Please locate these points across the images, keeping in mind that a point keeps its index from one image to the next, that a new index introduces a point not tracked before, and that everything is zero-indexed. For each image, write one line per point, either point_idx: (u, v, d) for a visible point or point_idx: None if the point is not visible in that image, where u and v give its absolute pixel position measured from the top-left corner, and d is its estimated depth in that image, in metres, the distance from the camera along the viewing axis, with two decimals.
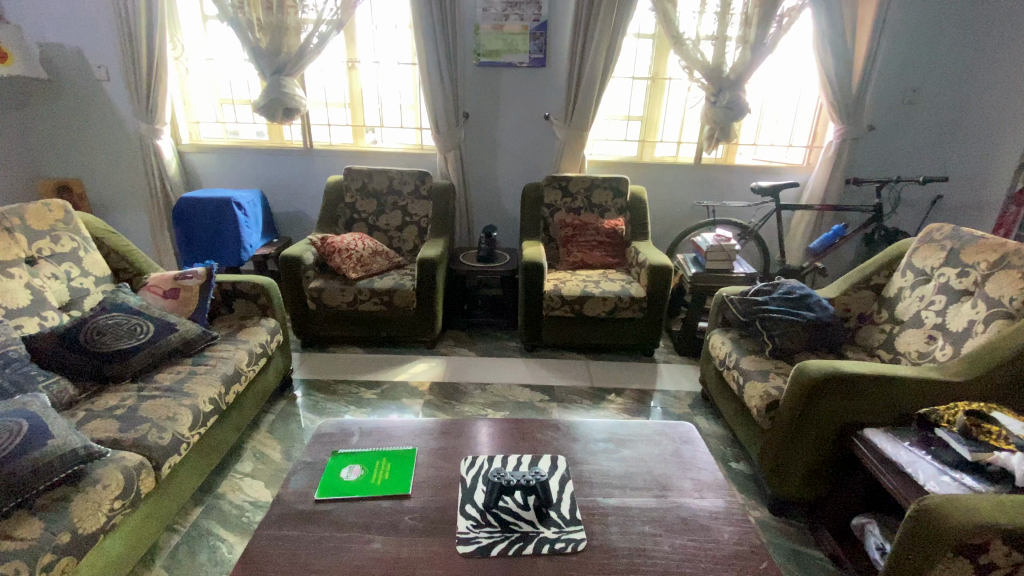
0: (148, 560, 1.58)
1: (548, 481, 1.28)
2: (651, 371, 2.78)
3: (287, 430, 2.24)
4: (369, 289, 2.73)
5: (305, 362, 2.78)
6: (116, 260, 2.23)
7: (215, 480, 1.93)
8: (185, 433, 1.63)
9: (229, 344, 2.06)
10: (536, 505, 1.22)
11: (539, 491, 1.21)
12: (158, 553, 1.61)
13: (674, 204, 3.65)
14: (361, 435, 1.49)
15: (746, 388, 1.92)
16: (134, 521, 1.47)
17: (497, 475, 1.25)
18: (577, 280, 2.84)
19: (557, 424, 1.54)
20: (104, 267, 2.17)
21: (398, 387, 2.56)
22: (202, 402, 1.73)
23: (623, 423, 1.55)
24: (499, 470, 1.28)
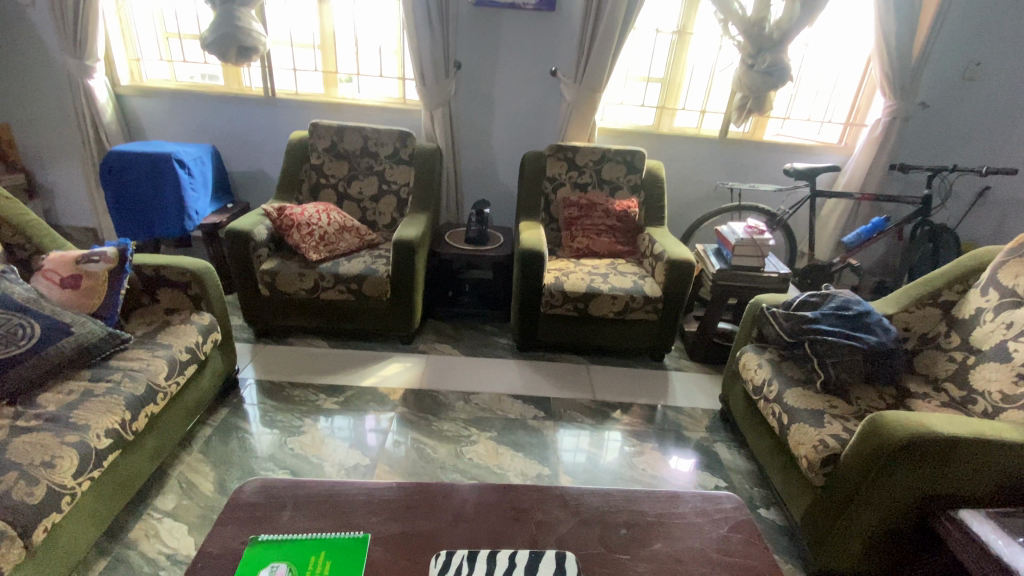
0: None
1: None
2: (661, 382, 2.40)
3: (226, 450, 1.82)
4: (332, 274, 2.28)
5: (257, 357, 2.34)
6: (7, 233, 1.70)
7: (126, 521, 1.50)
8: (67, 483, 1.16)
9: (146, 349, 1.60)
10: None
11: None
12: None
13: (692, 183, 3.20)
14: (296, 510, 1.08)
15: (793, 433, 1.57)
16: None
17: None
18: (582, 272, 2.42)
19: (562, 496, 1.15)
20: None
21: (364, 395, 2.15)
22: (91, 435, 1.27)
23: (652, 495, 1.18)
24: None
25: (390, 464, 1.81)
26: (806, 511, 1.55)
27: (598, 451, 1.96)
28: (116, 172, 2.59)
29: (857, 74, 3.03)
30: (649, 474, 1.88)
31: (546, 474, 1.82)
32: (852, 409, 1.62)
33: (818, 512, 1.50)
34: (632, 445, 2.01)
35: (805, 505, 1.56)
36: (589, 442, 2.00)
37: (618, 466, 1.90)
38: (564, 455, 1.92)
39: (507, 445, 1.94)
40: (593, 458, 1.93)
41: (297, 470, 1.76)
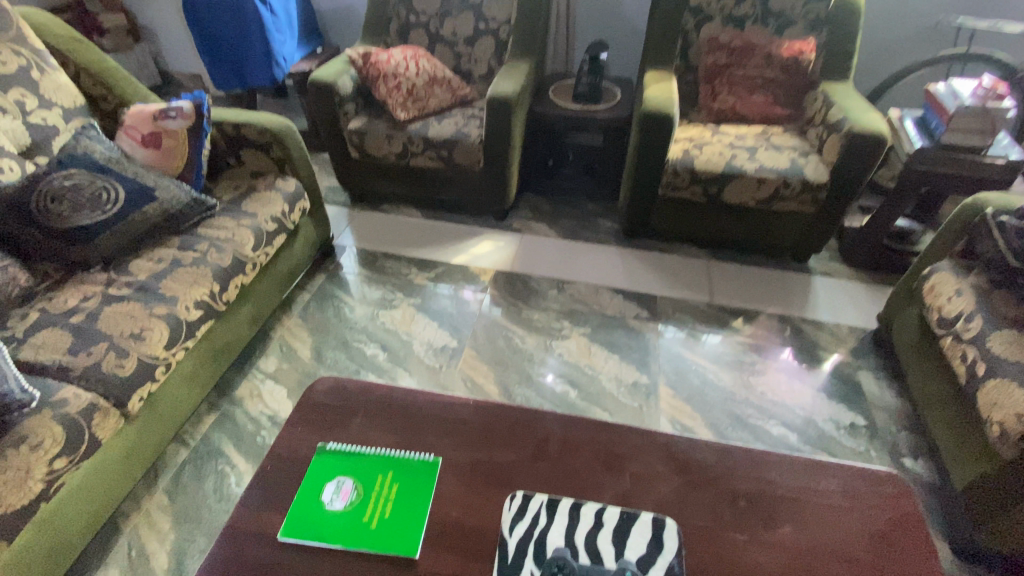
0: (151, 481, 1.32)
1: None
2: (800, 289, 1.99)
3: (322, 319, 1.76)
4: (421, 137, 2.01)
5: (352, 222, 2.23)
6: (88, 83, 1.63)
7: (234, 378, 1.57)
8: (158, 355, 1.21)
9: (230, 217, 1.54)
10: None
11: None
12: (163, 470, 1.35)
13: (898, 17, 2.29)
14: (367, 419, 0.97)
15: (989, 389, 1.18)
16: (113, 462, 1.15)
17: (560, 568, 0.77)
18: (720, 144, 1.91)
19: (667, 447, 0.93)
20: (75, 91, 1.59)
21: (455, 272, 1.99)
22: (180, 307, 1.29)
23: (785, 461, 0.91)
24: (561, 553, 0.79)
25: (477, 351, 1.69)
26: (967, 485, 1.23)
27: (689, 351, 1.73)
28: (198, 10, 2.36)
29: None
30: (764, 396, 1.61)
31: (644, 383, 1.62)
32: None
33: (986, 487, 1.18)
34: (735, 353, 1.74)
35: (968, 478, 1.23)
36: (682, 341, 1.76)
37: (728, 383, 1.64)
38: (658, 354, 1.71)
39: (601, 344, 1.73)
40: (679, 356, 1.71)
41: (386, 344, 1.68)
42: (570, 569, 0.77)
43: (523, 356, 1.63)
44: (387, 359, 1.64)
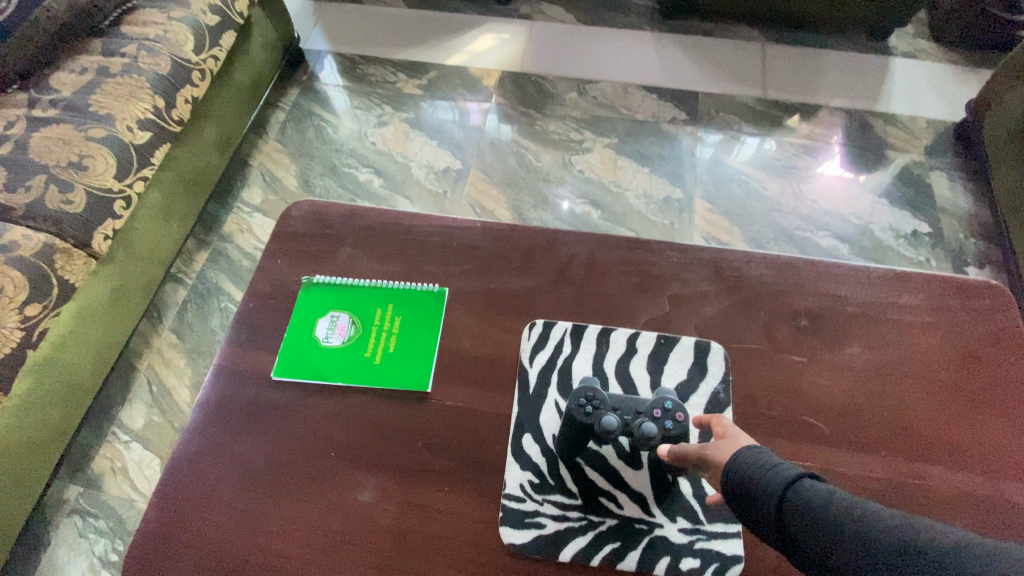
0: (155, 320, 1.24)
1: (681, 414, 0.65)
2: (872, 76, 1.63)
3: (303, 142, 1.52)
4: None
5: (320, 21, 1.80)
6: None
7: (219, 212, 1.40)
8: (111, 187, 1.04)
9: (157, 8, 1.21)
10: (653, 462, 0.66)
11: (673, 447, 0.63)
12: (165, 310, 1.26)
13: None
14: (357, 248, 0.81)
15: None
16: (101, 306, 1.06)
17: (592, 404, 0.62)
18: None
19: (715, 264, 0.77)
20: None
21: (451, 78, 1.64)
22: (122, 128, 1.07)
23: (856, 275, 0.76)
24: (592, 387, 0.63)
25: (484, 171, 1.46)
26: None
27: (726, 154, 1.48)
28: None
29: None
30: (814, 204, 1.41)
31: (678, 198, 1.42)
32: None
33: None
34: (783, 155, 1.49)
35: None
36: (719, 143, 1.50)
37: (775, 193, 1.42)
38: (692, 160, 1.47)
39: (629, 157, 1.48)
40: (716, 161, 1.47)
41: (381, 169, 1.46)
42: (604, 402, 0.63)
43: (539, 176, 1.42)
44: (383, 186, 1.44)
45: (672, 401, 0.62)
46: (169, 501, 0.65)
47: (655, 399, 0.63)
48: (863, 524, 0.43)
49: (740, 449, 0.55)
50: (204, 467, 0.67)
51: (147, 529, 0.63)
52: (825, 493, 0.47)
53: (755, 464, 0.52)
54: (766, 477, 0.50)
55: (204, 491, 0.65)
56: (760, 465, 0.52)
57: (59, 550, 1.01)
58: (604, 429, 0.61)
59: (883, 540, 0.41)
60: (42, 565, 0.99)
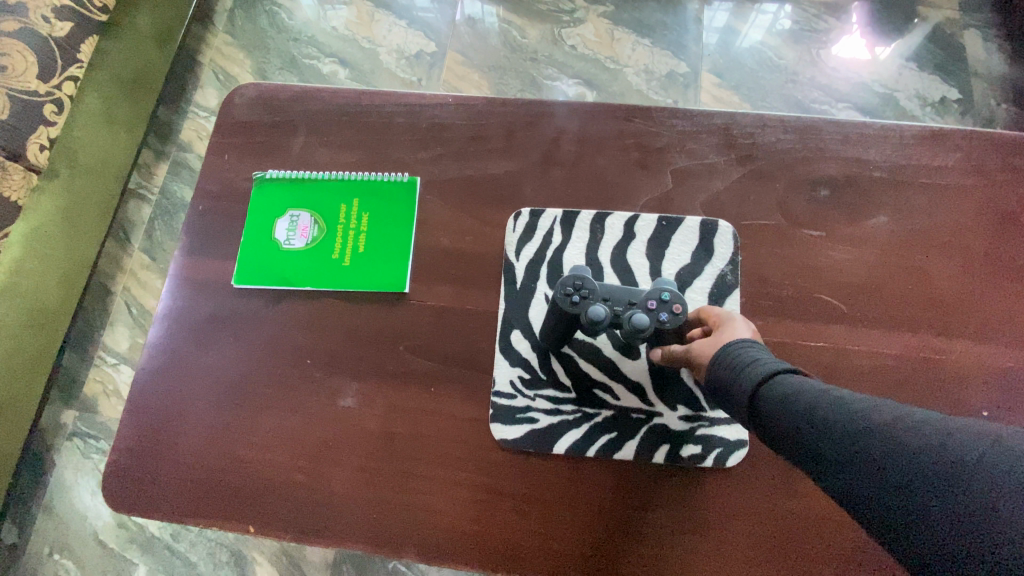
0: (123, 240, 1.16)
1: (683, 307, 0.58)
2: None
3: (255, 30, 1.34)
4: None
5: None
6: None
7: (172, 119, 1.27)
8: (36, 89, 0.92)
9: None
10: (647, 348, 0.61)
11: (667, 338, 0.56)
12: (132, 229, 1.18)
13: None
14: (313, 136, 0.71)
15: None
16: (56, 226, 0.96)
17: (579, 293, 0.54)
18: None
19: (724, 130, 0.67)
20: None
21: None
22: (35, 18, 0.93)
23: (887, 135, 0.66)
24: (581, 276, 0.54)
25: (463, 54, 1.29)
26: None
27: (738, 19, 1.30)
28: None
29: None
30: (835, 73, 1.25)
31: (682, 73, 1.26)
32: None
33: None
34: (803, 16, 1.30)
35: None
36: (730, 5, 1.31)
37: (791, 62, 1.27)
38: (699, 28, 1.29)
39: (627, 27, 1.30)
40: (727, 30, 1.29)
41: (346, 58, 1.30)
42: (593, 292, 0.54)
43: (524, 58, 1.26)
44: (350, 78, 1.28)
45: (671, 292, 0.54)
46: (143, 418, 0.61)
47: (654, 290, 0.55)
48: (831, 411, 0.38)
49: (727, 343, 0.51)
50: (173, 380, 0.63)
51: (123, 445, 0.60)
52: (801, 384, 0.42)
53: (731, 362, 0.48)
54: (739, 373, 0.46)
55: (177, 405, 0.62)
56: (736, 363, 0.47)
57: (66, 471, 1.02)
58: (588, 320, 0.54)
59: (850, 428, 0.36)
60: (52, 485, 1.01)
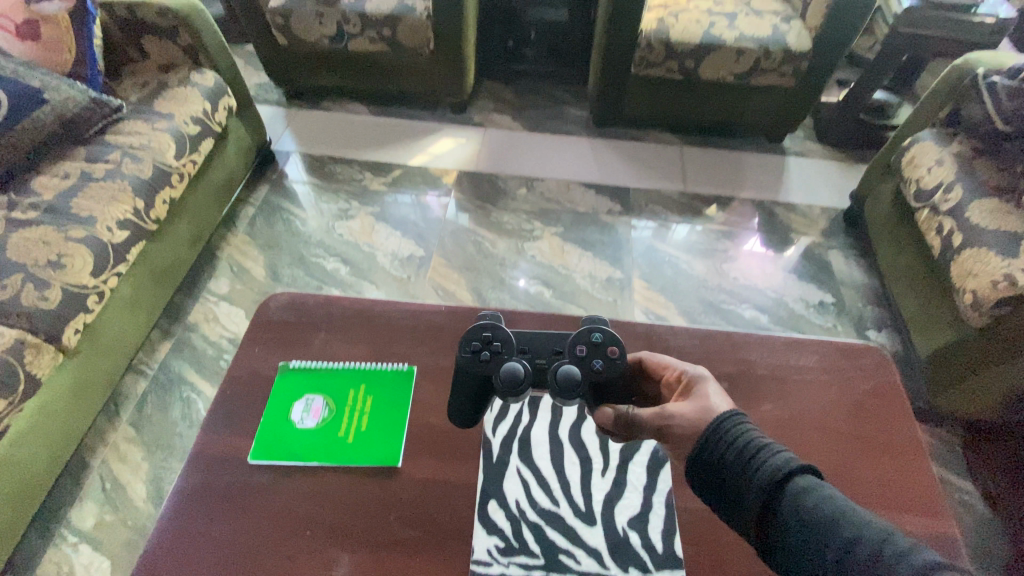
0: (113, 413, 1.23)
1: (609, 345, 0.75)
2: (772, 172, 1.93)
3: (272, 233, 1.62)
4: (357, 14, 1.71)
5: (291, 124, 1.98)
6: None
7: (185, 303, 1.44)
8: (86, 284, 1.07)
9: (141, 120, 1.33)
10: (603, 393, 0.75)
11: (603, 381, 0.74)
12: (124, 402, 1.26)
13: None
14: (332, 333, 0.89)
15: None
16: (63, 401, 1.04)
17: (496, 348, 0.74)
18: (696, 10, 1.71)
19: (648, 336, 0.90)
20: None
21: (413, 176, 1.81)
22: (101, 228, 1.12)
23: (765, 342, 0.91)
24: (503, 332, 0.75)
25: (446, 257, 1.59)
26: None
27: (660, 240, 1.69)
28: None
29: None
30: (737, 282, 1.61)
31: (618, 277, 1.59)
32: None
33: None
34: (707, 240, 1.70)
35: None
36: (653, 230, 1.72)
37: (702, 272, 1.62)
38: (631, 246, 1.67)
39: (574, 243, 1.66)
40: (652, 248, 1.67)
41: (347, 258, 1.57)
42: (509, 345, 0.75)
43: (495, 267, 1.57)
44: (349, 273, 1.54)
45: (594, 337, 0.74)
46: None
47: (575, 333, 0.75)
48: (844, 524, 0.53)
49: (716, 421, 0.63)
50: (178, 554, 0.68)
51: None
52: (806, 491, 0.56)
53: (730, 438, 0.61)
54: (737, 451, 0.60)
55: None
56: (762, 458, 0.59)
57: None
58: (513, 368, 0.72)
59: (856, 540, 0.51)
60: None
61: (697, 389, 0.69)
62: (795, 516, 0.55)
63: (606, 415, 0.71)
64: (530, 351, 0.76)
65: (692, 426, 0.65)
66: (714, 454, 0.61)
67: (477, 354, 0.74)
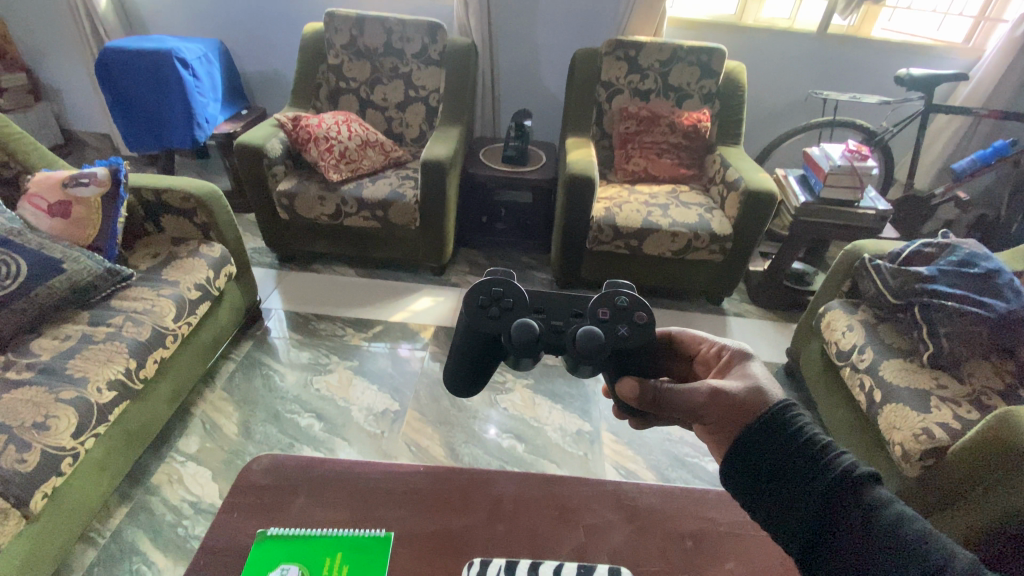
0: None
1: (632, 310, 0.74)
2: (718, 331, 2.15)
3: (249, 389, 1.66)
4: (355, 198, 2.00)
5: (280, 285, 2.14)
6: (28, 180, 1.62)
7: (150, 463, 1.42)
8: (65, 445, 1.08)
9: (147, 286, 1.45)
10: (622, 362, 0.74)
11: (628, 345, 0.72)
12: None
13: (776, 91, 2.68)
14: (311, 497, 0.92)
15: (994, 434, 1.10)
16: None
17: (509, 306, 0.73)
18: (636, 201, 2.08)
19: (616, 495, 0.97)
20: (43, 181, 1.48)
21: (393, 330, 1.95)
22: (91, 388, 1.16)
23: (722, 498, 0.98)
24: (519, 292, 0.74)
25: (420, 411, 1.65)
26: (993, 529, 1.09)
27: None
28: (113, 69, 2.26)
29: None
30: None
31: (587, 430, 1.66)
32: (965, 390, 1.36)
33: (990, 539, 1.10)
34: None
35: (991, 519, 1.09)
36: None
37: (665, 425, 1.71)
38: (597, 399, 1.77)
39: (544, 396, 1.76)
40: None
41: (322, 413, 1.61)
42: (523, 304, 0.73)
43: (467, 423, 1.62)
44: (323, 429, 1.56)
45: (619, 300, 0.74)
46: None
47: (599, 296, 0.75)
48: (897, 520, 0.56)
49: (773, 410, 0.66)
50: None
51: None
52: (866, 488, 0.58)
53: (788, 427, 0.63)
54: (796, 439, 0.62)
55: None
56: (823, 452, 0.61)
57: None
58: (526, 322, 0.70)
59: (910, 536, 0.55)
60: None
61: (740, 366, 0.75)
62: (853, 510, 0.57)
63: (632, 388, 0.72)
64: (545, 311, 0.75)
65: (749, 402, 0.67)
66: (771, 441, 0.63)
67: (490, 309, 0.72)
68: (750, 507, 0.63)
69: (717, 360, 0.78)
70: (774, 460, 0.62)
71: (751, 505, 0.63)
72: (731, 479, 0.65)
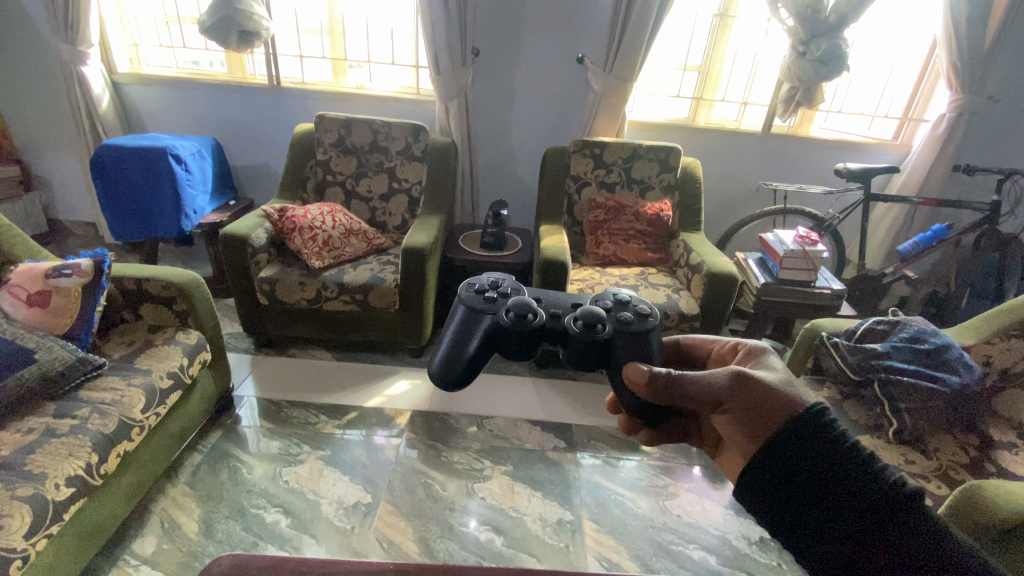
0: None
1: (632, 303, 0.70)
2: None
3: (215, 483, 1.59)
4: (336, 283, 2.06)
5: (254, 371, 2.12)
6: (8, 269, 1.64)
7: (100, 569, 1.32)
8: (16, 546, 1.02)
9: (119, 375, 1.44)
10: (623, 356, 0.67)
11: (630, 332, 0.67)
12: None
13: (732, 182, 2.94)
14: None
15: (964, 507, 1.11)
16: None
17: (502, 293, 0.68)
18: (608, 284, 2.18)
19: None
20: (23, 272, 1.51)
21: (368, 417, 1.92)
22: (50, 485, 1.12)
23: None
24: (513, 281, 0.70)
25: (394, 503, 1.59)
26: None
27: (605, 478, 1.77)
28: (106, 164, 2.37)
29: (918, 60, 2.77)
30: (681, 519, 1.65)
31: (569, 519, 1.61)
32: (932, 465, 1.39)
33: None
34: (647, 476, 1.80)
35: None
36: (598, 469, 1.81)
37: (647, 509, 1.67)
38: (577, 484, 1.73)
39: (524, 482, 1.72)
40: (597, 485, 1.74)
41: (291, 508, 1.54)
42: (518, 292, 0.69)
43: (443, 514, 1.57)
44: (290, 525, 1.49)
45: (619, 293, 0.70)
46: None
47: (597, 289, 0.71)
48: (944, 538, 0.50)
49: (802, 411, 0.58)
50: None
51: None
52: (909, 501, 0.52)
53: (823, 433, 0.55)
54: (833, 447, 0.55)
55: None
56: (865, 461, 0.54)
57: None
58: (522, 303, 0.64)
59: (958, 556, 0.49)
60: None
61: (758, 360, 0.73)
62: (898, 529, 0.51)
63: (643, 373, 0.64)
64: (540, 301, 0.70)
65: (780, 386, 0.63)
66: (806, 450, 0.55)
67: (482, 294, 0.67)
68: (778, 522, 0.56)
69: (735, 356, 0.76)
70: (808, 470, 0.55)
71: (780, 522, 0.56)
72: (754, 493, 0.58)
